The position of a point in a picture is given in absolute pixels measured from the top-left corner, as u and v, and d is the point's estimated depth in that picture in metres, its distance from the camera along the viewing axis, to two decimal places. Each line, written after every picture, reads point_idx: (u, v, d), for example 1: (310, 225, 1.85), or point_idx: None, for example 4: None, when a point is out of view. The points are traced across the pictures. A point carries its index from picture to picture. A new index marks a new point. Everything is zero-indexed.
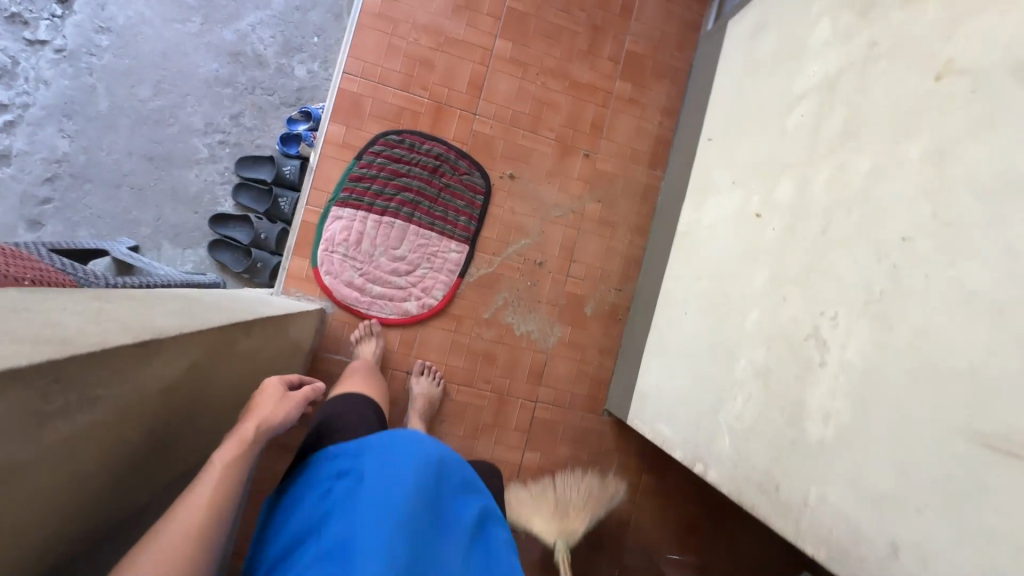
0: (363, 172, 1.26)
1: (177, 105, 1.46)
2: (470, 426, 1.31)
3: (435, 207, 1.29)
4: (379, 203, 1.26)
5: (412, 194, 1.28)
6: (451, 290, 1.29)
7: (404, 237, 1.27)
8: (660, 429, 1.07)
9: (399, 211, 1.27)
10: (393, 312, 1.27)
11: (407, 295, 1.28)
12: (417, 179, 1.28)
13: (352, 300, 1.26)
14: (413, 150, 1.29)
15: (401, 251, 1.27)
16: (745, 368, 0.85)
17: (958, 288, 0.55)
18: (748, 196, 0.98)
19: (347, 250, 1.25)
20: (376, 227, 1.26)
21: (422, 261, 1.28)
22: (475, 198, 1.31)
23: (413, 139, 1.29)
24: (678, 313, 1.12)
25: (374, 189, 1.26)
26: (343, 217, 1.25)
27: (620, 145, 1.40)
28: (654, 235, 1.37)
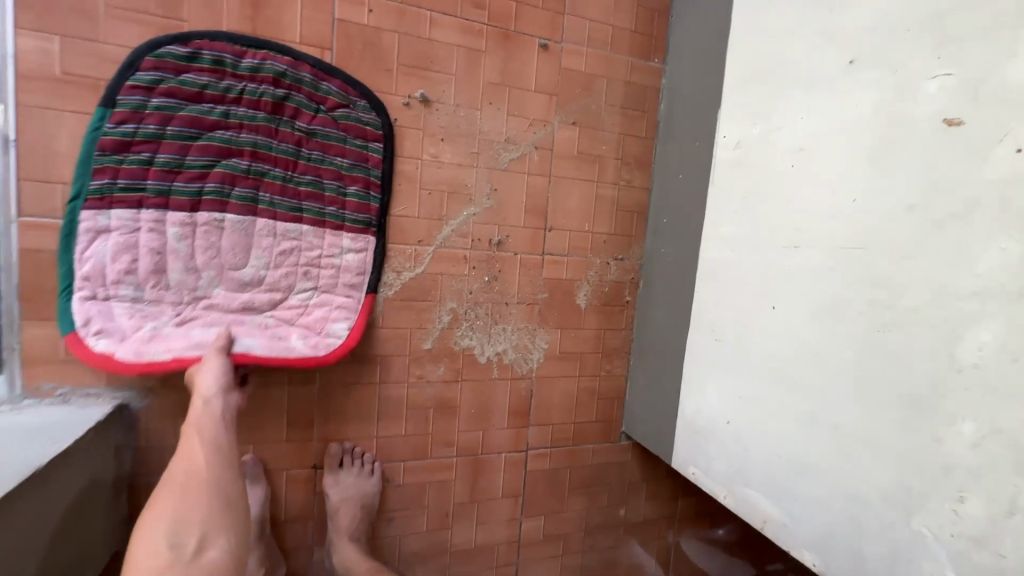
0: (126, 128, 0.62)
1: None
2: (434, 515, 0.84)
3: (297, 179, 0.70)
4: (181, 188, 0.65)
5: (244, 162, 0.68)
6: (361, 312, 0.74)
7: (250, 243, 0.69)
8: (753, 500, 0.65)
9: (228, 193, 0.67)
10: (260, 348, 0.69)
11: (281, 332, 0.71)
12: (248, 131, 0.67)
13: (161, 353, 0.65)
14: (225, 73, 0.66)
15: (253, 271, 0.69)
16: (983, 444, 0.43)
17: None
18: (909, 86, 0.50)
19: (139, 290, 0.65)
20: (188, 234, 0.66)
21: (299, 278, 0.72)
22: (368, 150, 0.73)
23: (217, 50, 0.65)
24: (753, 306, 0.66)
25: (160, 163, 0.64)
26: (106, 228, 0.62)
27: (594, 24, 0.84)
28: (666, 167, 0.88)
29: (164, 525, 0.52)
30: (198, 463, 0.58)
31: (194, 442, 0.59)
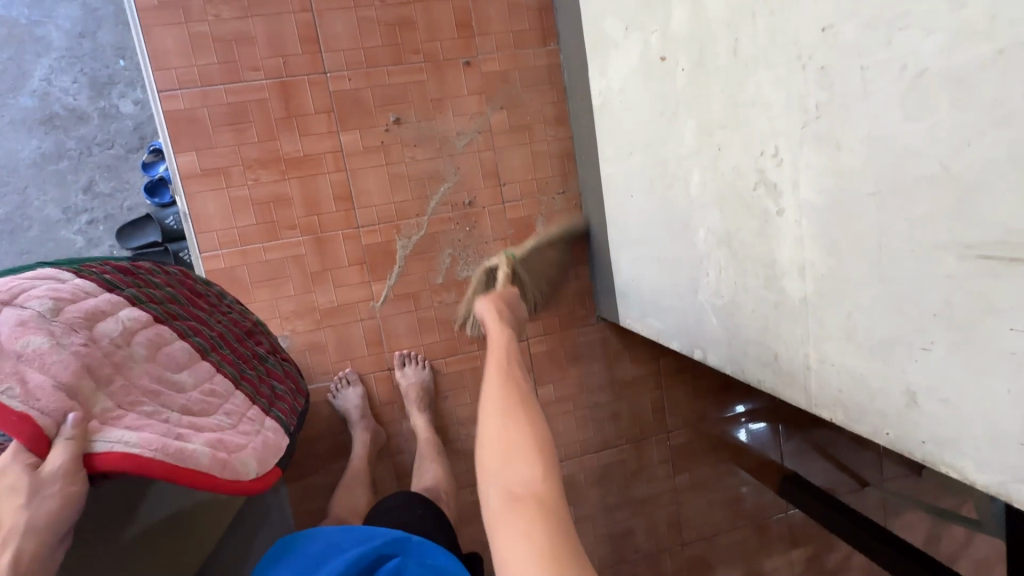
0: (111, 275, 0.69)
1: (21, 204, 1.28)
2: (474, 390, 1.27)
3: (240, 372, 0.78)
4: (173, 309, 0.74)
5: (206, 338, 0.76)
6: (265, 468, 0.69)
7: (187, 358, 0.70)
8: (651, 323, 0.99)
9: (180, 339, 0.71)
10: (133, 449, 0.55)
11: (176, 437, 0.59)
12: (217, 332, 0.79)
13: (9, 396, 0.52)
14: (193, 308, 0.79)
15: (180, 378, 0.68)
16: (708, 239, 0.74)
17: (900, 71, 0.43)
18: (647, 39, 0.81)
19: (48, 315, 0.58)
20: (130, 333, 0.65)
21: (219, 408, 0.70)
22: (278, 407, 0.80)
23: (183, 290, 0.80)
24: (625, 199, 0.99)
25: (156, 296, 0.73)
26: (65, 288, 0.62)
27: (499, 35, 1.19)
28: (576, 119, 1.21)
29: None
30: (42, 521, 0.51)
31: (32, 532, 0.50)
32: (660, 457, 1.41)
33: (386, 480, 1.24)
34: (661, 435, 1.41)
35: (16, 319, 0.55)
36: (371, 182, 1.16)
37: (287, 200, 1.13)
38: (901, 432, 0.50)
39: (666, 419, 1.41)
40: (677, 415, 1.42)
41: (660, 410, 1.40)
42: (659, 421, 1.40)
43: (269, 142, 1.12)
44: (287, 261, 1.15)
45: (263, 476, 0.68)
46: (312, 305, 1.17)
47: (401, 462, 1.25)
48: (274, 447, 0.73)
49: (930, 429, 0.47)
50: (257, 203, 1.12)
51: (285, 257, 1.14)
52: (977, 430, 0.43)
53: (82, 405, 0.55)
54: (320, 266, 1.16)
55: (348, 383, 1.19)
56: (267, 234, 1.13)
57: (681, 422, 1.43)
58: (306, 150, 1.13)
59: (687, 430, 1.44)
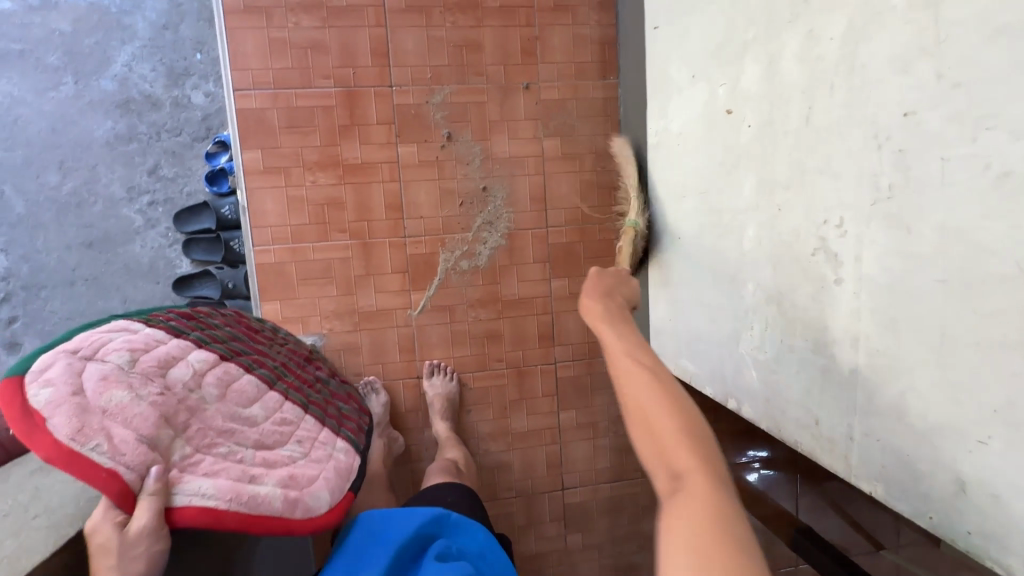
0: (176, 322, 0.72)
1: (90, 180, 1.35)
2: (497, 407, 1.28)
3: (302, 396, 0.82)
4: (233, 345, 0.77)
5: (268, 369, 0.80)
6: (339, 494, 0.73)
7: (257, 395, 0.74)
8: (685, 365, 1.00)
9: (248, 375, 0.75)
10: (213, 501, 0.59)
11: (248, 481, 0.63)
12: (274, 361, 0.83)
13: (98, 453, 0.53)
14: (250, 341, 0.83)
15: (252, 412, 0.71)
16: (756, 294, 0.75)
17: (983, 169, 0.44)
18: (714, 90, 0.83)
19: (128, 364, 0.61)
20: (200, 377, 0.68)
21: (289, 439, 0.74)
22: (343, 426, 0.84)
23: (238, 325, 0.83)
24: (672, 240, 1.01)
25: (217, 336, 0.76)
26: (138, 337, 0.65)
27: (561, 65, 1.22)
28: (628, 153, 1.23)
29: None
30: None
31: None
32: None
33: (402, 486, 1.26)
34: None
35: (99, 375, 0.57)
36: (422, 195, 1.20)
37: (341, 204, 1.17)
38: (946, 519, 0.50)
39: None
40: None
41: None
42: None
43: (330, 147, 1.16)
44: (333, 262, 1.18)
45: (337, 504, 0.72)
46: (352, 307, 1.20)
47: (420, 470, 1.27)
48: (345, 470, 0.76)
49: (977, 520, 0.47)
50: (312, 203, 1.16)
51: (332, 258, 1.18)
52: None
53: (164, 455, 0.59)
54: (364, 270, 1.20)
55: (375, 392, 1.22)
56: (318, 235, 1.17)
57: None
58: (364, 157, 1.17)
59: None
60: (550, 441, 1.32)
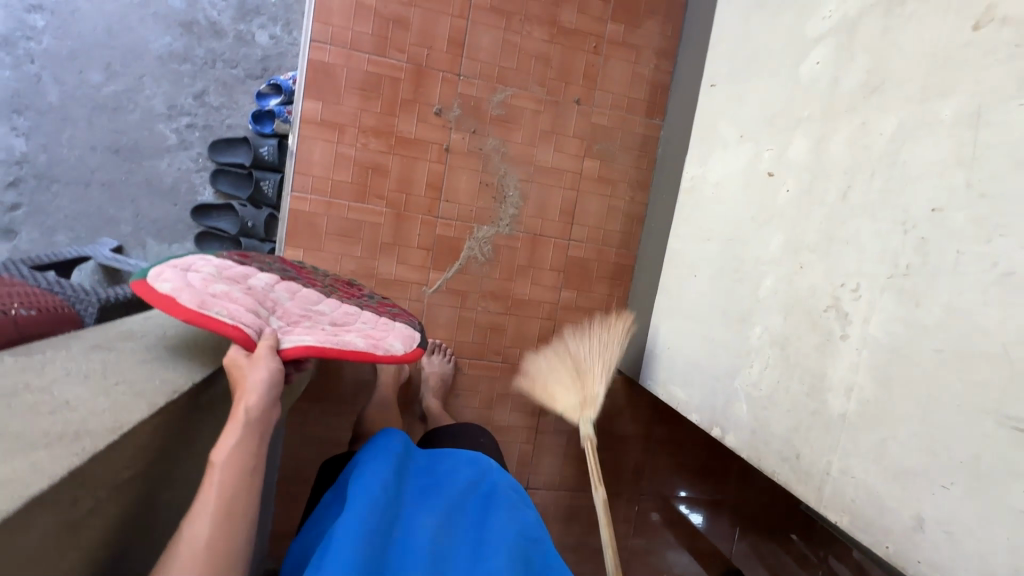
0: (232, 255, 0.76)
1: (133, 88, 1.34)
2: (484, 397, 1.33)
3: (357, 302, 0.86)
4: (286, 271, 0.81)
5: (321, 286, 0.84)
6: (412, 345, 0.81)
7: (321, 297, 0.79)
8: (674, 391, 1.08)
9: (309, 287, 0.79)
10: (314, 339, 0.67)
11: (334, 334, 0.72)
12: (322, 282, 0.87)
13: (223, 315, 0.61)
14: (296, 271, 0.86)
15: (321, 308, 0.77)
16: (762, 336, 0.84)
17: (992, 266, 0.54)
18: (759, 154, 0.93)
19: (218, 270, 0.68)
20: (274, 280, 0.74)
21: (356, 320, 0.80)
22: (397, 318, 0.89)
23: (281, 263, 0.87)
24: (687, 277, 1.10)
25: (271, 265, 0.80)
26: (219, 258, 0.71)
27: (615, 96, 1.31)
28: (657, 190, 1.32)
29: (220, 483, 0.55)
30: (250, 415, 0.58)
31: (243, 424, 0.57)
32: (625, 514, 1.48)
33: None
34: (633, 494, 1.49)
35: (201, 275, 0.65)
36: (462, 182, 1.25)
37: (384, 172, 1.22)
38: (901, 549, 0.59)
39: (641, 481, 1.49)
40: (652, 482, 1.50)
41: (639, 472, 1.48)
42: (634, 481, 1.48)
43: (388, 116, 1.20)
44: (363, 224, 1.22)
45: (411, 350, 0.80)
46: (371, 271, 1.24)
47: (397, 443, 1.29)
48: (409, 336, 0.83)
49: (929, 553, 0.56)
50: (358, 164, 1.20)
51: (363, 220, 1.22)
52: (974, 564, 0.52)
53: (264, 322, 0.67)
54: (390, 239, 1.24)
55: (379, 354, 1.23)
56: (356, 195, 1.21)
57: (654, 489, 1.50)
58: (417, 134, 1.22)
59: (656, 498, 1.51)
60: (525, 440, 1.37)
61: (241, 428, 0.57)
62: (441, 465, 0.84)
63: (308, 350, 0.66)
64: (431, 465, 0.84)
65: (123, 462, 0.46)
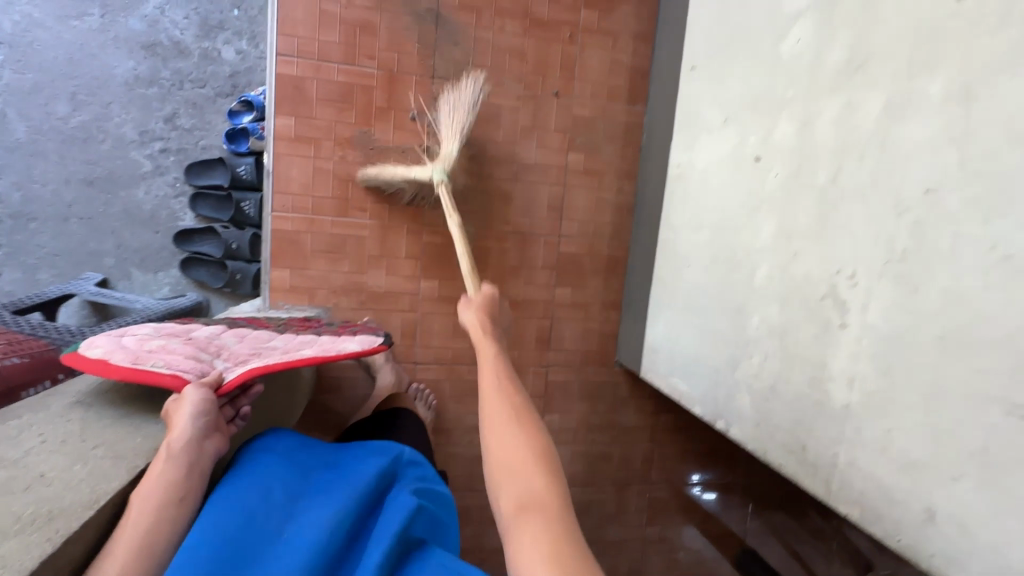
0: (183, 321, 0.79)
1: (101, 117, 1.31)
2: None
3: (316, 330, 0.85)
4: (241, 323, 0.83)
5: (277, 327, 0.85)
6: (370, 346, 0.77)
7: (274, 334, 0.78)
8: (676, 383, 1.07)
9: (258, 330, 0.79)
10: (260, 362, 0.66)
11: (286, 354, 0.70)
12: (281, 323, 0.88)
13: (158, 365, 0.60)
14: (257, 321, 0.88)
15: (273, 343, 0.75)
16: (760, 327, 0.83)
17: (993, 248, 0.52)
18: (744, 137, 0.90)
19: (152, 331, 0.68)
20: (220, 330, 0.75)
21: (313, 342, 0.77)
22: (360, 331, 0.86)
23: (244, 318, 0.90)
24: (680, 267, 1.08)
25: (225, 322, 0.83)
26: (160, 324, 0.73)
27: (595, 85, 1.27)
28: (645, 178, 1.29)
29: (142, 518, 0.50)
30: (177, 446, 0.55)
31: (168, 457, 0.54)
32: (638, 505, 1.48)
33: None
34: (643, 484, 1.48)
35: (134, 338, 0.65)
36: None
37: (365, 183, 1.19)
38: (914, 542, 0.58)
39: (651, 471, 1.48)
40: (662, 470, 1.49)
41: (648, 461, 1.47)
42: (644, 471, 1.48)
43: (364, 126, 1.17)
44: (348, 239, 1.20)
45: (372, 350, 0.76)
46: (361, 285, 1.22)
47: None
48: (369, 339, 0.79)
49: (941, 545, 0.56)
50: (337, 178, 1.17)
51: (348, 234, 1.19)
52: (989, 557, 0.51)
53: (209, 365, 0.65)
54: (378, 252, 1.21)
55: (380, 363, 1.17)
56: (338, 210, 1.18)
57: (664, 477, 1.50)
58: (395, 141, 1.19)
59: (667, 486, 1.51)
60: None
61: (166, 461, 0.54)
62: (351, 455, 0.70)
63: (250, 374, 0.63)
64: (341, 457, 0.70)
65: (104, 531, 0.49)
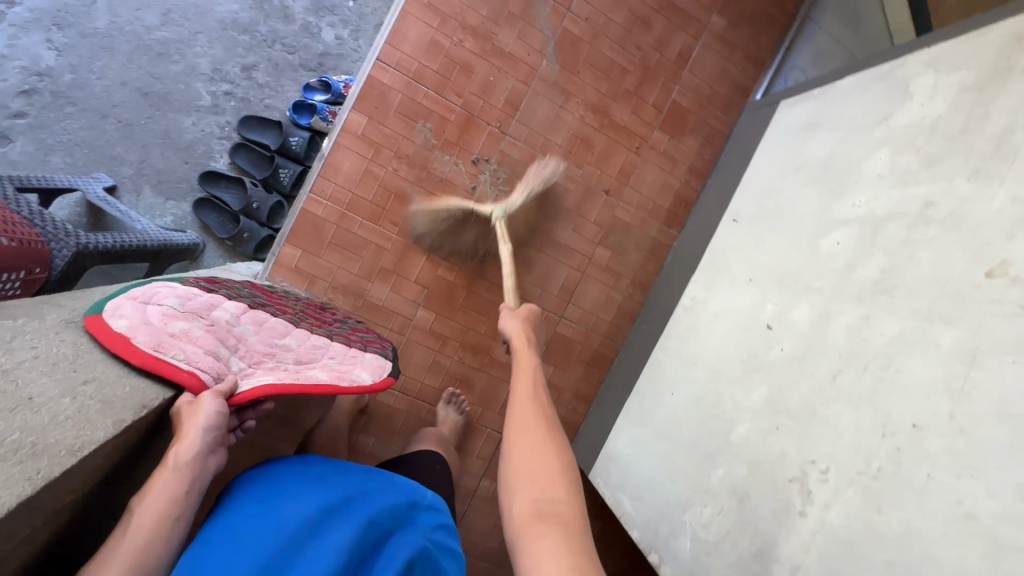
0: (202, 284, 0.78)
1: (184, 41, 1.32)
2: (433, 446, 1.29)
3: (329, 332, 0.88)
4: (257, 300, 0.84)
5: (291, 315, 0.86)
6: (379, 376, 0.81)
7: (289, 328, 0.81)
8: (622, 499, 1.09)
9: (275, 317, 0.81)
10: (274, 379, 0.70)
11: (301, 372, 0.74)
12: (294, 310, 0.90)
13: (178, 359, 0.66)
14: (272, 297, 0.90)
15: (287, 341, 0.79)
16: (722, 480, 0.86)
17: (958, 503, 0.57)
18: (763, 303, 0.96)
19: (178, 303, 0.70)
20: (241, 312, 0.76)
21: (324, 354, 0.81)
22: (368, 346, 0.90)
23: (259, 290, 0.91)
24: (663, 392, 1.12)
25: (242, 292, 0.83)
26: (184, 288, 0.73)
27: (643, 196, 1.36)
28: (656, 294, 1.35)
29: (139, 528, 0.59)
30: (180, 461, 0.62)
31: (171, 471, 0.62)
32: None
33: None
34: None
35: (160, 312, 0.68)
36: None
37: (405, 200, 1.21)
38: None
39: None
40: None
41: None
42: None
43: (426, 151, 1.21)
44: (369, 244, 1.21)
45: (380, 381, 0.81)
46: (361, 291, 1.22)
47: None
48: (379, 365, 0.84)
49: None
50: (382, 186, 1.20)
51: (371, 240, 1.21)
52: None
53: (225, 364, 0.71)
54: (391, 267, 1.22)
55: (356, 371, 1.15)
56: (371, 214, 1.20)
57: None
58: (450, 175, 1.23)
59: None
60: (459, 500, 1.33)
61: (171, 473, 0.62)
62: (368, 488, 0.70)
63: (263, 391, 0.68)
64: (359, 486, 0.70)
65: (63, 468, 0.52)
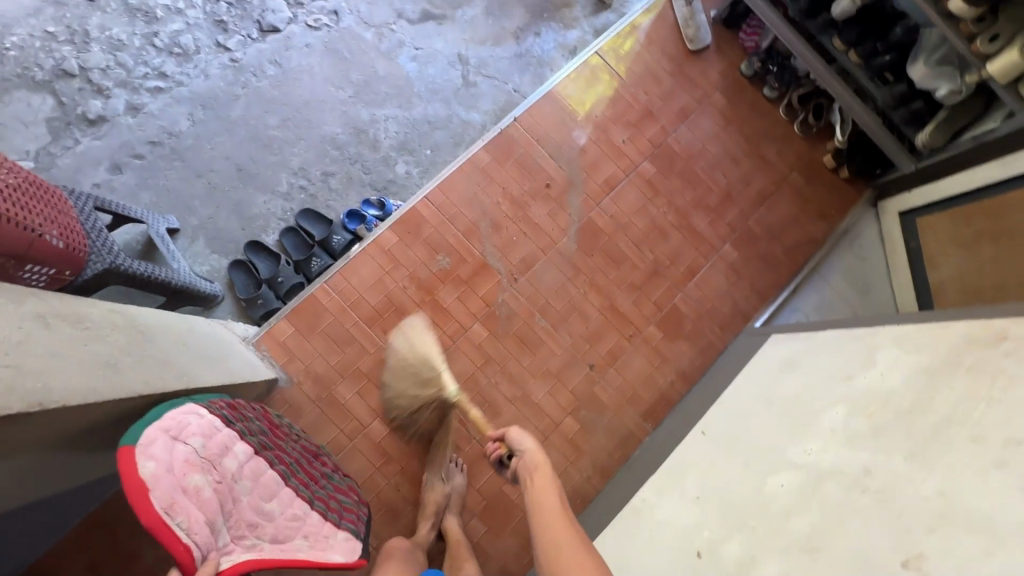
0: (227, 412, 0.86)
1: (288, 142, 1.62)
2: None
3: (313, 492, 0.92)
4: (265, 441, 0.90)
5: (286, 465, 0.91)
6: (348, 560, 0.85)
7: (280, 486, 0.85)
8: None
9: (273, 468, 0.87)
10: (254, 556, 0.73)
11: (281, 549, 0.79)
12: (292, 456, 0.95)
13: (182, 528, 0.67)
14: (276, 435, 0.96)
15: (271, 506, 0.83)
16: None
17: None
18: (699, 527, 0.91)
19: (199, 448, 0.76)
20: (248, 455, 0.83)
21: (297, 532, 0.83)
22: (343, 520, 0.92)
23: (270, 424, 0.98)
24: None
25: (255, 428, 0.90)
26: (210, 424, 0.80)
27: (626, 383, 1.38)
28: (613, 485, 1.28)
29: None
30: None
31: None
32: None
33: None
34: None
35: (185, 457, 0.73)
36: (454, 365, 1.31)
37: (402, 315, 1.31)
38: None
39: None
40: None
41: None
42: None
43: (437, 280, 1.34)
44: (355, 343, 1.28)
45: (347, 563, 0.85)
46: (329, 384, 1.26)
47: None
48: (350, 547, 0.87)
49: None
50: (387, 296, 1.31)
51: (358, 340, 1.28)
52: None
53: (214, 539, 0.71)
54: (366, 370, 1.27)
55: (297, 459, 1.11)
56: (368, 318, 1.29)
57: None
58: (450, 305, 1.33)
59: None
60: None
61: None
62: None
63: (249, 567, 0.71)
64: None
65: None
